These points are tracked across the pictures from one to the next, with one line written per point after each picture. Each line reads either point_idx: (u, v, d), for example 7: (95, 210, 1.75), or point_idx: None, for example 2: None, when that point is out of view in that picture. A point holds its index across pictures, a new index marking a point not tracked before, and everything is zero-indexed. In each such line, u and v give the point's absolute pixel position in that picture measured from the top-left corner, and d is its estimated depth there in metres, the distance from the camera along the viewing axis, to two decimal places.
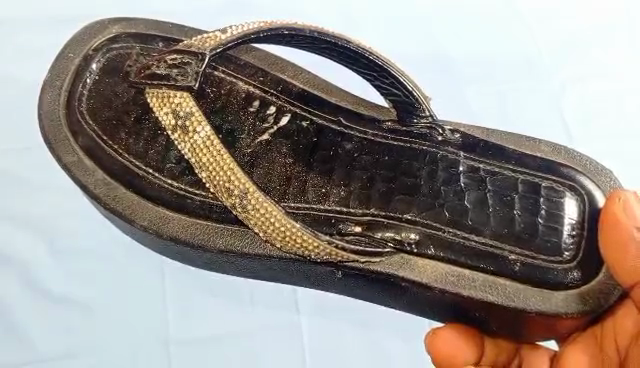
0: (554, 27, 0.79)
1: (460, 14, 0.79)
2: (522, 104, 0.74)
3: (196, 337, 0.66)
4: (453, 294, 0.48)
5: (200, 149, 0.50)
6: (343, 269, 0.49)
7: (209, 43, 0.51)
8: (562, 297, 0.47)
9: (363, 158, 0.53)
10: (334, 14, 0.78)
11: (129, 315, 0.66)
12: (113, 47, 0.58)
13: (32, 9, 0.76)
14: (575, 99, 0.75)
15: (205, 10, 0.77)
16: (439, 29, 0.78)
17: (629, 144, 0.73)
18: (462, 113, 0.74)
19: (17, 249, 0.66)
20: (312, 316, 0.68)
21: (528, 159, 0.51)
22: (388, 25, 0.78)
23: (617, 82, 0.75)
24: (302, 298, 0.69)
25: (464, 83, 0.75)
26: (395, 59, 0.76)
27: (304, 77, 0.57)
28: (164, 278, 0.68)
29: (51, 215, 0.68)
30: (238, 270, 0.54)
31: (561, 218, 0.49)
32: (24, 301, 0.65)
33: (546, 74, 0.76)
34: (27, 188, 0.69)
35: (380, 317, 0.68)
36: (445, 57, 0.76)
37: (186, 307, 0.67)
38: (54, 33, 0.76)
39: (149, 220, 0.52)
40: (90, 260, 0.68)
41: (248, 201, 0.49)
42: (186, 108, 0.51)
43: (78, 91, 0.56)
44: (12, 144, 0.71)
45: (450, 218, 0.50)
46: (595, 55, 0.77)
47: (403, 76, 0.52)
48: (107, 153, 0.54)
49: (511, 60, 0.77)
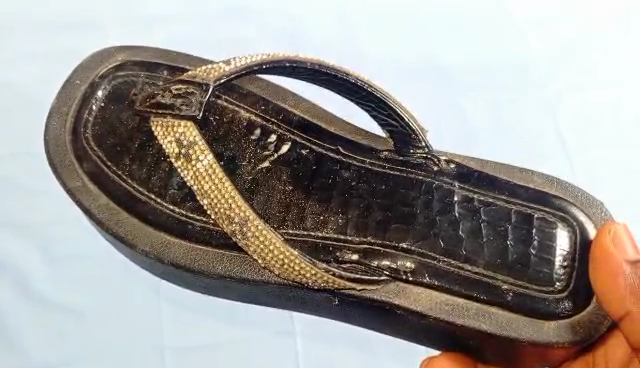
0: (553, 34, 0.80)
1: (461, 24, 0.80)
2: (522, 108, 0.75)
3: (192, 344, 0.66)
4: (447, 322, 0.49)
5: (203, 178, 0.52)
6: (340, 296, 0.50)
7: (212, 75, 0.54)
8: (553, 326, 0.48)
9: (360, 187, 0.54)
10: (334, 22, 0.80)
11: (125, 322, 0.66)
12: (118, 74, 0.60)
13: (35, 19, 0.77)
14: (576, 105, 0.75)
15: (207, 20, 0.79)
16: (438, 46, 0.79)
17: (629, 154, 0.73)
18: (456, 121, 0.74)
19: (14, 259, 0.66)
20: (307, 337, 0.67)
21: (522, 191, 0.53)
22: (389, 35, 0.80)
23: (617, 87, 0.77)
24: (295, 317, 0.68)
25: (464, 88, 0.76)
26: (389, 70, 0.77)
27: (304, 106, 0.59)
28: (159, 285, 0.68)
29: (50, 224, 0.68)
30: (235, 294, 0.54)
31: (553, 249, 0.50)
32: (23, 309, 0.65)
33: (540, 83, 0.77)
34: (28, 196, 0.69)
35: (376, 340, 0.68)
36: (441, 67, 0.77)
37: (182, 318, 0.67)
38: (54, 35, 0.77)
39: (150, 245, 0.53)
40: (87, 267, 0.68)
41: (248, 228, 0.51)
42: (189, 137, 0.53)
43: (84, 117, 0.57)
44: (11, 149, 0.71)
45: (445, 247, 0.51)
46: (595, 60, 0.78)
47: (400, 107, 0.54)
48: (112, 179, 0.55)
49: (505, 64, 0.78)
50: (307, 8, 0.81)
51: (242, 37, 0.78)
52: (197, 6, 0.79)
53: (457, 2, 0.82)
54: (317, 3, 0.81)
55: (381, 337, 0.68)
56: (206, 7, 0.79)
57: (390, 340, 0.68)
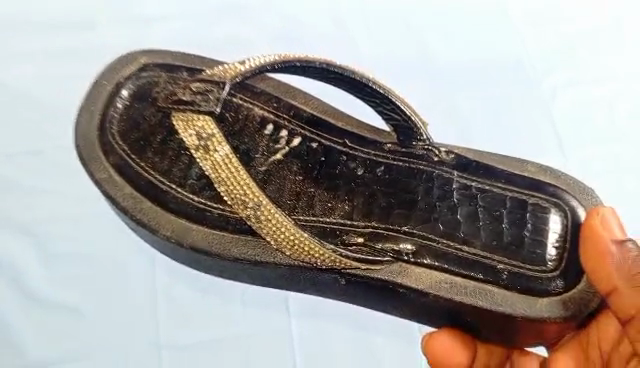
0: (552, 30, 0.84)
1: (461, 22, 0.84)
2: (521, 103, 0.78)
3: (190, 342, 0.66)
4: (446, 299, 0.52)
5: (220, 166, 0.57)
6: (347, 277, 0.54)
7: (228, 74, 0.59)
8: (546, 302, 0.51)
9: (365, 176, 0.58)
10: (331, 24, 0.83)
11: (124, 318, 0.66)
12: (142, 75, 0.64)
13: (45, 28, 0.79)
14: (572, 98, 0.79)
15: (212, 22, 0.82)
16: (437, 51, 0.82)
17: (625, 151, 0.76)
18: (453, 124, 0.77)
19: (13, 257, 0.66)
20: (299, 317, 0.68)
21: (516, 179, 0.56)
22: (389, 38, 0.82)
23: (614, 80, 0.81)
24: (290, 298, 0.69)
25: (465, 86, 0.80)
26: (387, 74, 0.80)
27: (313, 103, 0.63)
28: (155, 284, 0.68)
29: (52, 226, 0.69)
30: (250, 278, 0.58)
31: (546, 232, 0.53)
32: (22, 309, 0.65)
33: (536, 79, 0.80)
34: (30, 199, 0.70)
35: (368, 318, 0.69)
36: (437, 70, 0.80)
37: (182, 314, 0.67)
38: (64, 41, 0.79)
39: (171, 230, 0.57)
40: (86, 264, 0.68)
41: (262, 212, 0.55)
42: (207, 130, 0.58)
43: (110, 114, 0.62)
44: (11, 150, 0.72)
45: (444, 230, 0.55)
46: (591, 55, 0.82)
47: (402, 102, 0.58)
48: (135, 170, 0.59)
49: (504, 62, 0.81)
50: (310, 10, 0.84)
51: (244, 31, 0.82)
52: (200, 10, 0.82)
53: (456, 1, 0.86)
54: (319, 6, 0.84)
55: (375, 315, 0.69)
56: (213, 11, 0.82)
57: (383, 319, 0.69)
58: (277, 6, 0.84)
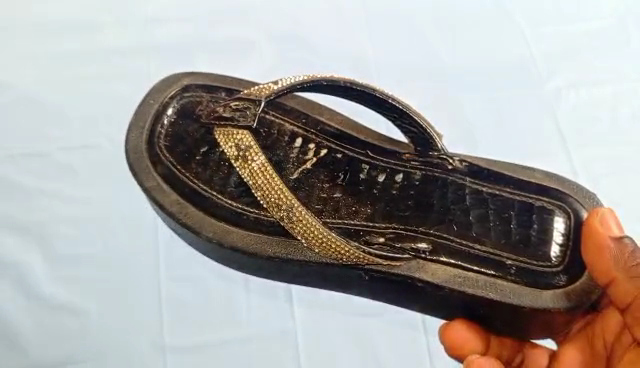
0: (554, 34, 0.91)
1: (469, 30, 0.91)
2: (526, 107, 0.84)
3: (194, 344, 0.70)
4: (461, 292, 0.58)
5: (256, 173, 0.64)
6: (370, 273, 0.60)
7: (264, 93, 0.66)
8: (550, 293, 0.57)
9: (385, 182, 0.65)
10: (346, 41, 0.90)
11: (129, 320, 0.71)
12: (185, 95, 0.72)
13: (87, 45, 0.88)
14: (575, 99, 0.85)
15: (238, 36, 0.89)
16: (448, 63, 0.88)
17: (628, 151, 0.81)
18: (463, 132, 0.82)
19: (18, 257, 0.72)
20: (302, 310, 0.74)
21: (523, 184, 0.63)
22: (400, 51, 0.89)
23: (615, 81, 0.86)
24: (294, 289, 0.75)
25: (471, 90, 0.86)
26: (404, 90, 0.86)
27: (338, 118, 0.70)
28: (161, 289, 0.73)
29: (66, 229, 0.75)
30: (281, 276, 0.64)
31: (551, 231, 0.60)
32: (25, 309, 0.70)
33: (539, 81, 0.86)
34: (40, 204, 0.76)
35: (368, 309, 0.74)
36: (446, 77, 0.87)
37: (185, 313, 0.72)
38: (96, 55, 0.87)
39: (212, 231, 0.63)
40: (89, 266, 0.73)
41: (294, 214, 0.62)
42: (245, 142, 0.66)
43: (157, 130, 0.68)
44: (22, 149, 0.79)
45: (458, 230, 0.61)
46: (592, 57, 0.88)
47: (418, 116, 0.65)
48: (182, 179, 0.65)
49: (506, 67, 0.88)
50: (326, 28, 0.91)
51: (262, 45, 0.89)
52: (226, 25, 0.90)
53: (464, 10, 0.93)
54: (336, 24, 0.91)
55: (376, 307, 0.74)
56: (237, 25, 0.90)
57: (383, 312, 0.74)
58: (295, 22, 0.91)
